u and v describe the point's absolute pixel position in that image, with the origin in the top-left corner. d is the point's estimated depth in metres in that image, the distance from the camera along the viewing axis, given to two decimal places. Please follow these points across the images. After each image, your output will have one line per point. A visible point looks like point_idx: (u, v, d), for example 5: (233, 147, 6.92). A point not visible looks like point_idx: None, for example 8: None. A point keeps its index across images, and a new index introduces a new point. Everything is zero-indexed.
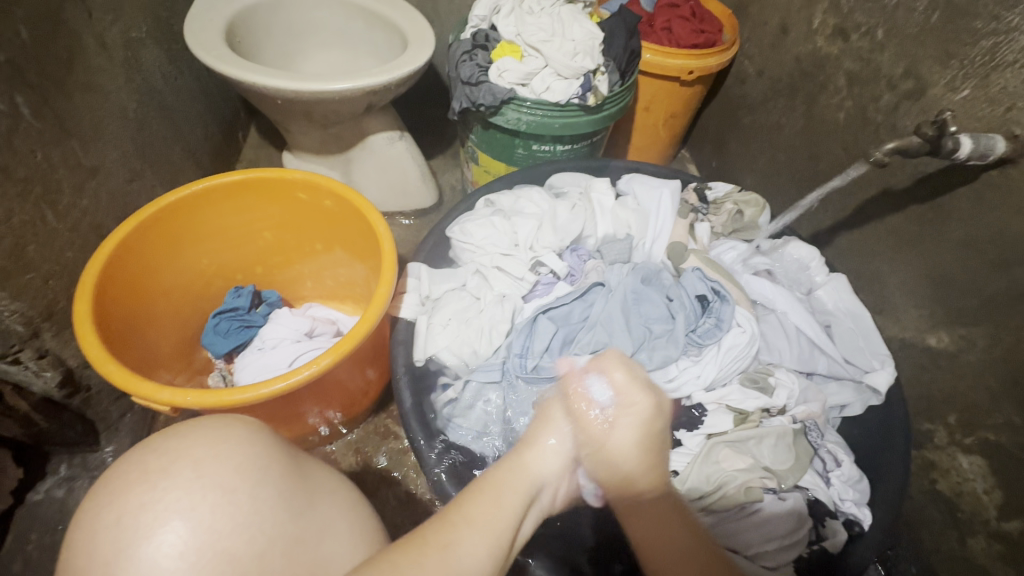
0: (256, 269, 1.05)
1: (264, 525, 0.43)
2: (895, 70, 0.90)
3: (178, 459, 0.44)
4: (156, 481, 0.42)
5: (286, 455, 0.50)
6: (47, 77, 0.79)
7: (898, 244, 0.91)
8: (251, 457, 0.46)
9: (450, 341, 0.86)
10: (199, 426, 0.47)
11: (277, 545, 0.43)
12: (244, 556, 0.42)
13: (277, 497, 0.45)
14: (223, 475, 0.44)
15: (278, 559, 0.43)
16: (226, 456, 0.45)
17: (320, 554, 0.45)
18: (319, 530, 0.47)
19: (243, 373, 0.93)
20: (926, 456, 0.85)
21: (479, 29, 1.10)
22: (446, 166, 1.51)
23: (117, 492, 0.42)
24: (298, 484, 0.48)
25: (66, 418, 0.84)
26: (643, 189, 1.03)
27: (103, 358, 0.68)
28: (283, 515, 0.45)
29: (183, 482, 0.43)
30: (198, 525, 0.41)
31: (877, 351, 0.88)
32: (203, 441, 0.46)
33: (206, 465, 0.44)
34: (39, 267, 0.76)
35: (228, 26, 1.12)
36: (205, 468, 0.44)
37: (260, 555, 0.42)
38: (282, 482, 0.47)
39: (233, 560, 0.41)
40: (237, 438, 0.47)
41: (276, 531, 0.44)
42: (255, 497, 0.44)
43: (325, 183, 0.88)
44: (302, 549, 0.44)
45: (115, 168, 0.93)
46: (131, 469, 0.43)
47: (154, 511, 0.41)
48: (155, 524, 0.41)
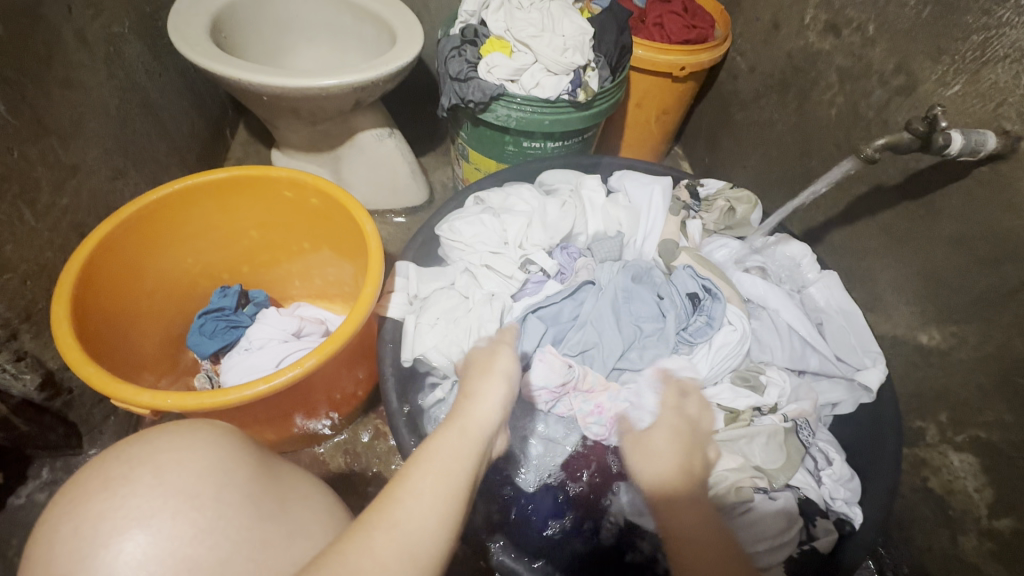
0: (242, 269, 1.03)
1: (229, 530, 0.42)
2: (886, 65, 0.89)
3: (138, 465, 0.43)
4: (116, 488, 0.41)
5: (255, 459, 0.49)
6: (23, 73, 0.77)
7: (889, 241, 0.91)
8: (216, 461, 0.45)
9: (439, 341, 0.84)
10: (165, 431, 0.46)
11: (243, 550, 0.42)
12: (209, 562, 0.41)
13: (242, 502, 0.44)
14: (186, 481, 0.43)
15: (244, 564, 0.42)
16: (189, 461, 0.44)
17: (291, 557, 0.44)
18: (290, 533, 0.46)
19: (228, 374, 0.92)
20: (917, 454, 0.85)
21: (468, 24, 1.09)
22: (437, 164, 1.50)
23: (75, 501, 0.41)
24: (266, 488, 0.47)
25: (47, 421, 0.83)
26: (634, 186, 1.02)
27: (82, 360, 0.66)
28: (250, 520, 0.44)
29: (144, 489, 0.41)
30: (160, 533, 0.40)
31: (868, 348, 0.88)
32: (166, 445, 0.44)
33: (168, 471, 0.43)
34: (17, 267, 0.74)
35: (213, 22, 1.10)
36: (167, 474, 0.43)
37: (225, 561, 0.41)
38: (248, 486, 0.46)
39: (197, 567, 0.40)
40: (202, 442, 0.46)
41: (243, 536, 0.43)
42: (219, 502, 0.43)
43: (311, 181, 0.87)
44: (271, 552, 0.43)
45: (96, 166, 0.91)
46: (90, 477, 0.42)
47: (113, 519, 0.40)
48: (113, 533, 0.39)
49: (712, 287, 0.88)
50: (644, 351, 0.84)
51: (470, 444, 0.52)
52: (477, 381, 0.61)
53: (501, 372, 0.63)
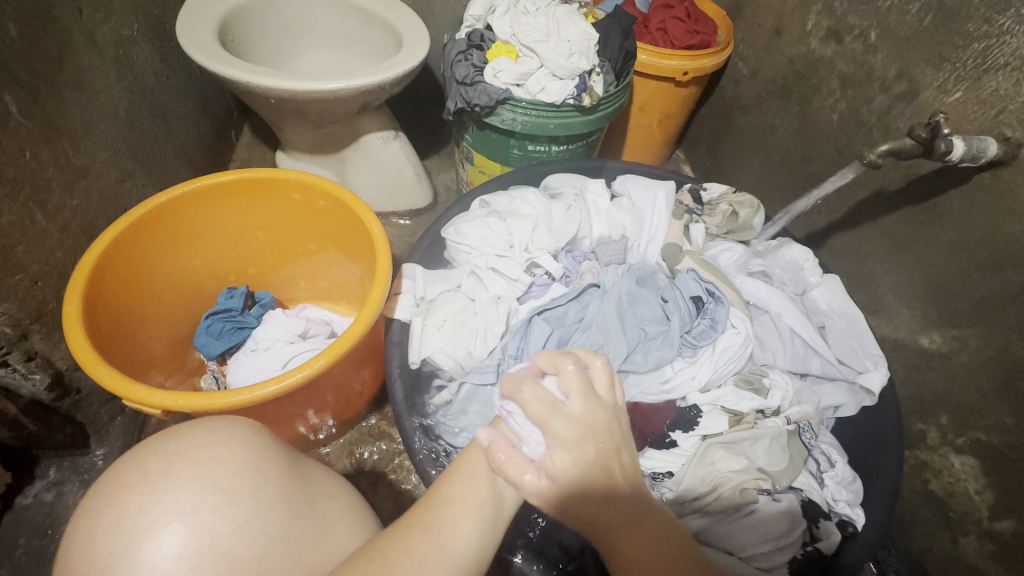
0: (249, 270, 1.04)
1: (264, 527, 0.43)
2: (888, 72, 0.90)
3: (177, 461, 0.43)
4: (156, 482, 0.41)
5: (283, 458, 0.50)
6: (36, 76, 0.78)
7: (891, 246, 0.92)
8: (250, 459, 0.46)
9: (445, 342, 0.85)
10: (198, 428, 0.47)
11: (279, 547, 0.43)
12: (247, 557, 0.41)
13: (277, 499, 0.45)
14: (223, 477, 0.43)
15: (280, 560, 0.43)
16: (226, 458, 0.45)
17: (323, 556, 0.45)
18: (321, 531, 0.47)
19: (236, 375, 0.92)
20: (919, 456, 0.85)
21: (474, 29, 1.09)
22: (440, 166, 1.51)
23: (116, 494, 0.41)
24: (297, 488, 0.48)
25: (55, 421, 0.84)
26: (637, 190, 1.03)
27: (95, 360, 0.67)
28: (285, 517, 0.45)
29: (183, 484, 0.42)
30: (200, 527, 0.41)
31: (870, 352, 0.89)
32: (202, 442, 0.45)
33: (207, 466, 0.44)
34: (28, 268, 0.74)
35: (221, 25, 1.11)
36: (205, 470, 0.43)
37: (262, 558, 0.42)
38: (281, 484, 0.47)
39: (235, 562, 0.41)
40: (237, 440, 0.47)
41: (278, 533, 0.44)
42: (255, 499, 0.44)
43: (319, 184, 0.87)
44: (304, 550, 0.45)
45: (105, 168, 0.92)
46: (129, 470, 0.42)
47: (155, 512, 0.40)
48: (156, 526, 0.40)
49: (717, 291, 0.89)
50: (648, 355, 0.84)
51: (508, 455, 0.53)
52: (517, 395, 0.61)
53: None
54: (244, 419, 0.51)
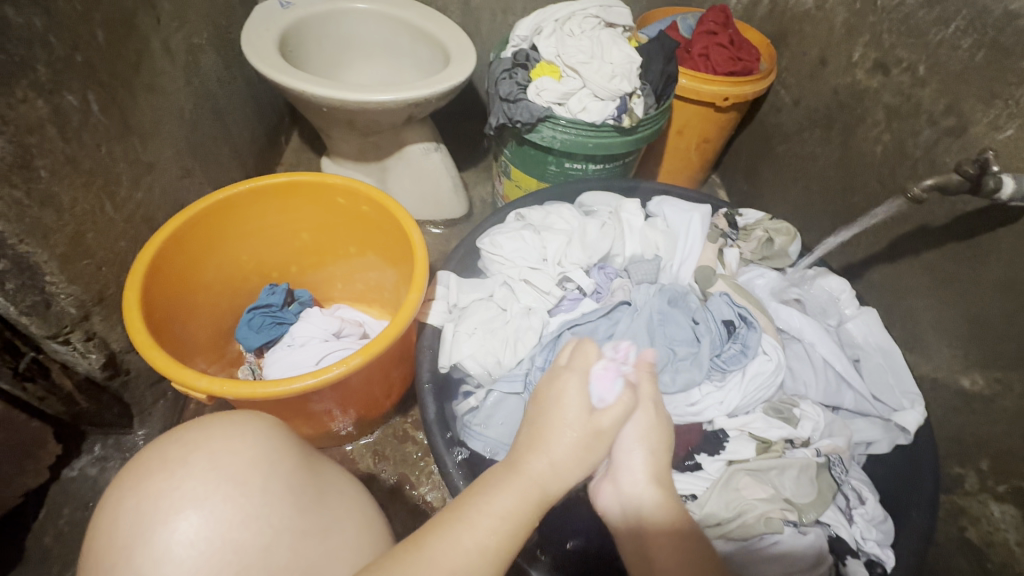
0: (291, 269, 1.08)
1: (270, 520, 0.47)
2: (936, 107, 0.90)
3: (195, 451, 0.49)
4: (175, 470, 0.47)
5: (299, 453, 0.54)
6: (116, 78, 0.84)
7: (933, 283, 0.90)
8: (265, 453, 0.51)
9: (475, 349, 0.87)
10: (221, 421, 0.52)
11: (283, 539, 0.47)
12: (251, 548, 0.46)
13: (286, 493, 0.49)
14: (235, 469, 0.48)
15: (284, 550, 0.47)
16: (240, 452, 0.49)
17: (327, 551, 0.49)
18: (328, 527, 0.50)
19: (271, 367, 0.97)
20: (956, 502, 0.83)
21: (520, 48, 1.13)
22: (477, 179, 1.55)
23: (142, 478, 0.47)
24: (308, 481, 0.52)
25: (104, 400, 0.88)
26: (672, 212, 1.04)
27: (148, 344, 0.71)
28: (293, 511, 0.49)
29: (198, 474, 0.47)
30: (211, 516, 0.46)
31: (908, 390, 0.87)
32: (221, 434, 0.50)
33: (220, 457, 0.48)
34: (95, 254, 0.79)
35: (281, 37, 1.17)
36: (219, 462, 0.48)
37: (265, 548, 0.46)
38: (292, 477, 0.51)
39: (241, 550, 0.45)
40: (253, 435, 0.52)
41: (284, 526, 0.48)
42: (264, 492, 0.48)
43: (363, 189, 0.91)
44: (308, 543, 0.48)
45: (169, 165, 0.98)
46: (155, 457, 0.48)
47: (171, 498, 0.46)
48: (171, 512, 0.45)
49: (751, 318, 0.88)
50: (675, 379, 0.83)
51: (531, 493, 0.51)
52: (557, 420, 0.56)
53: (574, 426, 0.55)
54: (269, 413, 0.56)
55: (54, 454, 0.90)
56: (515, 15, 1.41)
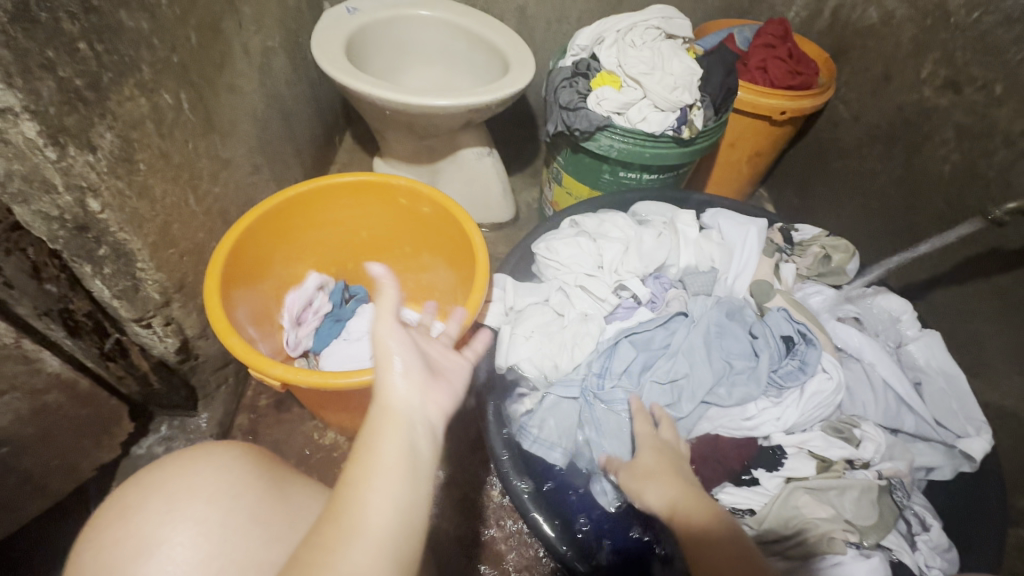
0: (348, 265, 1.12)
1: (233, 553, 0.54)
2: (1013, 127, 0.88)
3: (154, 496, 0.57)
4: (132, 516, 0.55)
5: (262, 484, 0.61)
6: (204, 78, 0.89)
7: (1003, 307, 0.87)
8: (220, 491, 0.58)
9: (532, 353, 0.88)
10: (178, 462, 0.60)
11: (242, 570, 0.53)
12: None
13: (246, 522, 0.56)
14: (195, 509, 0.56)
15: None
16: (195, 491, 0.57)
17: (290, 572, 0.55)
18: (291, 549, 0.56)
19: (329, 359, 1.02)
20: (1022, 535, 0.80)
21: (580, 57, 1.15)
22: (524, 184, 1.57)
23: (111, 526, 0.55)
24: (269, 507, 0.59)
25: (174, 382, 0.94)
26: (728, 225, 1.03)
27: (228, 330, 0.75)
28: (252, 541, 0.55)
29: (158, 517, 0.55)
30: (172, 554, 0.53)
31: (972, 417, 0.85)
32: (180, 478, 0.58)
33: (177, 498, 0.56)
34: (179, 243, 0.84)
35: (348, 41, 1.21)
36: (176, 504, 0.56)
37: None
38: (251, 509, 0.57)
39: None
40: (207, 473, 0.59)
41: (244, 557, 0.54)
42: (224, 524, 0.55)
43: (426, 191, 0.94)
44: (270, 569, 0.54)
45: (242, 162, 1.03)
46: (122, 504, 0.57)
47: (135, 540, 0.53)
48: (135, 556, 0.53)
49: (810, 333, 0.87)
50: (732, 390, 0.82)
51: (401, 421, 0.50)
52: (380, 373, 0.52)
53: (395, 352, 0.53)
54: (232, 446, 0.64)
55: (127, 430, 0.93)
56: (570, 24, 1.43)
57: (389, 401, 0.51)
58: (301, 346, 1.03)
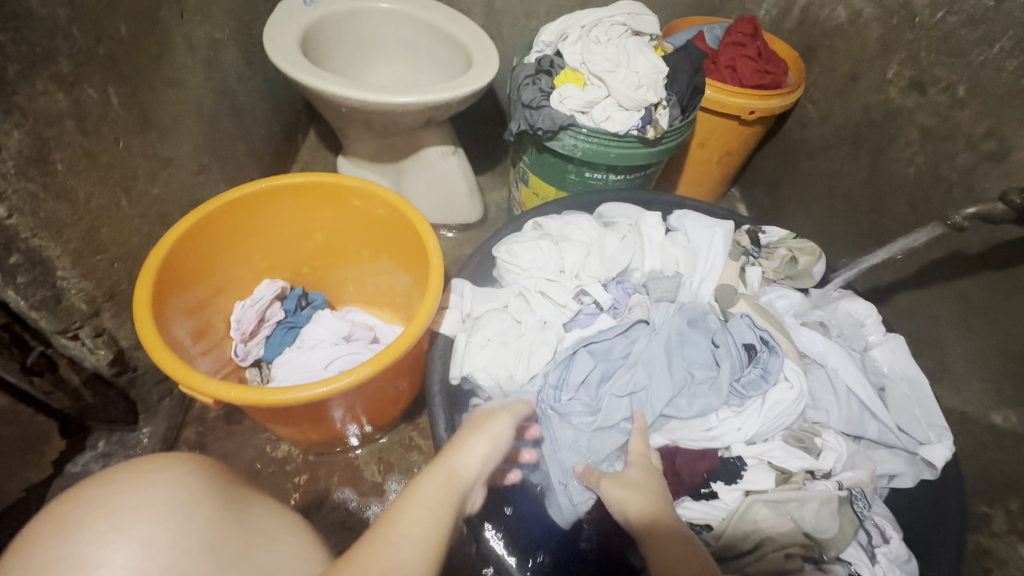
0: (303, 270, 1.07)
1: None
2: (976, 130, 0.87)
3: (96, 511, 0.42)
4: (67, 533, 0.41)
5: (223, 504, 0.48)
6: (138, 72, 0.83)
7: (965, 312, 0.86)
8: (176, 506, 0.45)
9: (488, 362, 0.85)
10: (126, 471, 0.46)
11: None
12: None
13: (206, 550, 0.44)
14: (144, 529, 0.42)
15: None
16: (149, 506, 0.44)
17: None
18: None
19: (279, 369, 0.96)
20: (981, 542, 0.79)
21: (544, 54, 1.11)
22: (493, 184, 1.53)
23: (29, 549, 0.40)
24: (235, 532, 0.46)
25: (111, 396, 0.88)
26: (694, 227, 1.01)
27: (157, 345, 0.70)
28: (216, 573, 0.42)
29: (98, 536, 0.41)
30: None
31: (935, 423, 0.84)
32: (127, 488, 0.45)
33: (125, 516, 0.42)
34: (109, 249, 0.79)
35: (304, 34, 1.16)
36: (123, 521, 0.42)
37: None
38: (212, 531, 0.45)
39: None
40: (165, 485, 0.46)
41: None
42: (182, 548, 0.42)
43: (380, 193, 0.90)
44: None
45: (185, 161, 0.97)
46: (48, 521, 0.42)
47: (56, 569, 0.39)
48: None
49: (771, 340, 0.85)
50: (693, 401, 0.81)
51: (455, 488, 0.53)
52: (467, 435, 0.61)
53: (490, 432, 0.62)
54: (193, 457, 0.51)
55: (60, 448, 0.89)
56: (538, 19, 1.39)
57: (457, 470, 0.55)
58: (250, 356, 0.99)
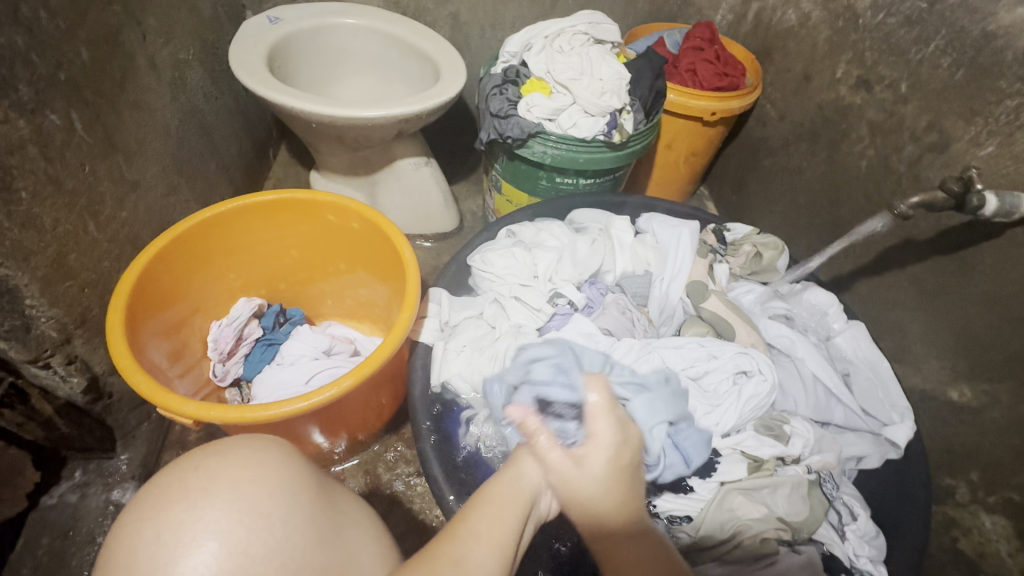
0: (280, 287, 1.07)
1: (293, 551, 0.44)
2: (918, 123, 0.92)
3: (217, 478, 0.45)
4: (197, 499, 0.43)
5: (315, 480, 0.51)
6: (101, 96, 0.83)
7: (919, 295, 0.91)
8: (283, 482, 0.47)
9: (463, 368, 0.86)
10: (237, 445, 0.48)
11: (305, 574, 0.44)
12: None
13: (308, 524, 0.46)
14: (258, 498, 0.45)
15: None
16: (262, 478, 0.46)
17: None
18: (347, 560, 0.47)
19: (260, 387, 0.95)
20: (947, 513, 0.84)
21: (509, 65, 1.14)
22: (468, 193, 1.55)
23: (159, 507, 0.42)
24: (328, 512, 0.49)
25: (86, 424, 0.86)
26: (661, 228, 1.04)
27: (133, 368, 0.70)
28: (314, 545, 0.46)
29: (222, 503, 0.43)
30: (233, 548, 0.42)
31: (897, 404, 0.88)
32: (242, 461, 0.47)
33: (243, 486, 0.45)
34: (77, 275, 0.78)
35: (270, 53, 1.16)
36: (242, 488, 0.45)
37: None
38: (312, 507, 0.48)
39: None
40: (273, 461, 0.48)
41: (307, 558, 0.45)
42: (287, 522, 0.45)
43: (354, 206, 0.91)
44: None
45: (154, 183, 0.96)
46: (171, 485, 0.44)
47: (192, 530, 0.41)
48: (191, 544, 0.41)
49: (727, 333, 0.93)
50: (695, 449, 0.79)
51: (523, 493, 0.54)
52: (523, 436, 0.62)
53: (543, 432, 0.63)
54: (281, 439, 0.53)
55: (33, 480, 0.90)
56: (504, 30, 1.42)
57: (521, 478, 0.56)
58: (230, 376, 0.98)
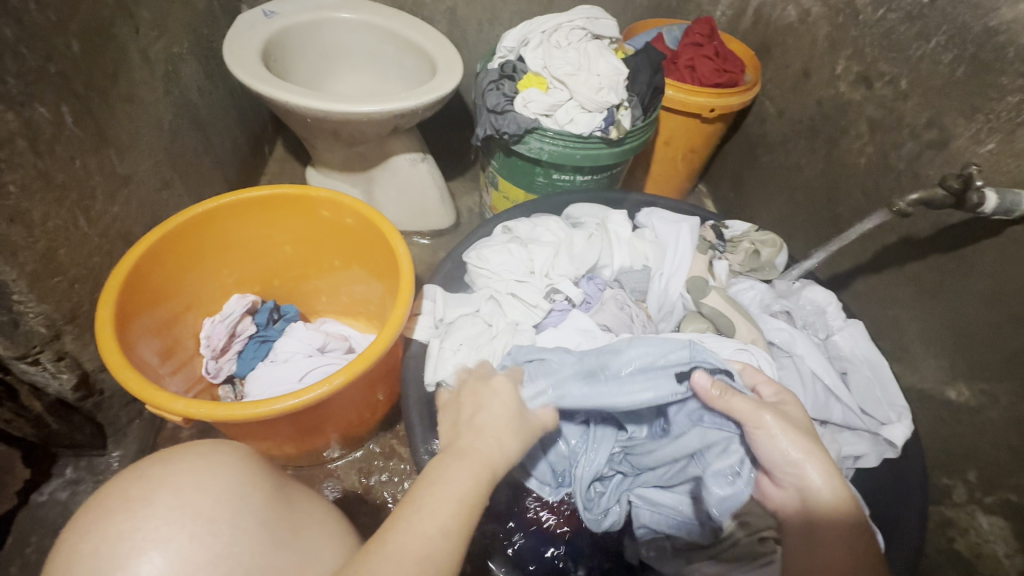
0: (275, 283, 1.06)
1: (242, 556, 0.45)
2: (918, 120, 0.91)
3: (159, 488, 0.46)
4: (138, 509, 0.44)
5: (268, 484, 0.52)
6: (92, 89, 0.82)
7: (918, 294, 0.90)
8: (229, 488, 0.48)
9: (459, 366, 0.84)
10: (183, 456, 0.50)
11: None
12: None
13: (258, 528, 0.47)
14: (202, 505, 0.46)
15: None
16: (206, 485, 0.47)
17: None
18: (302, 561, 0.48)
19: (253, 385, 0.94)
20: (943, 513, 0.83)
21: (507, 60, 1.13)
22: (465, 189, 1.54)
23: (101, 521, 0.44)
24: (281, 516, 0.50)
25: (76, 421, 0.85)
26: (660, 223, 1.03)
27: (122, 365, 0.69)
28: (264, 548, 0.47)
29: (163, 512, 0.44)
30: (176, 556, 0.43)
31: (895, 403, 0.87)
32: (186, 470, 0.48)
33: (188, 493, 0.46)
34: (67, 271, 0.77)
35: (265, 47, 1.15)
36: (185, 497, 0.46)
37: None
38: (262, 512, 0.49)
39: None
40: (219, 467, 0.50)
41: (256, 561, 0.45)
42: (235, 527, 0.46)
43: (348, 202, 0.90)
44: None
45: (146, 177, 0.95)
46: (115, 497, 0.46)
47: (133, 540, 0.43)
48: (132, 555, 0.42)
49: (727, 330, 0.92)
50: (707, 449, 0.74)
51: (477, 473, 0.53)
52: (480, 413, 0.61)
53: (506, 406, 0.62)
54: (235, 446, 0.54)
55: (23, 478, 0.88)
56: (502, 25, 1.41)
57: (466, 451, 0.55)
58: (223, 373, 0.97)
